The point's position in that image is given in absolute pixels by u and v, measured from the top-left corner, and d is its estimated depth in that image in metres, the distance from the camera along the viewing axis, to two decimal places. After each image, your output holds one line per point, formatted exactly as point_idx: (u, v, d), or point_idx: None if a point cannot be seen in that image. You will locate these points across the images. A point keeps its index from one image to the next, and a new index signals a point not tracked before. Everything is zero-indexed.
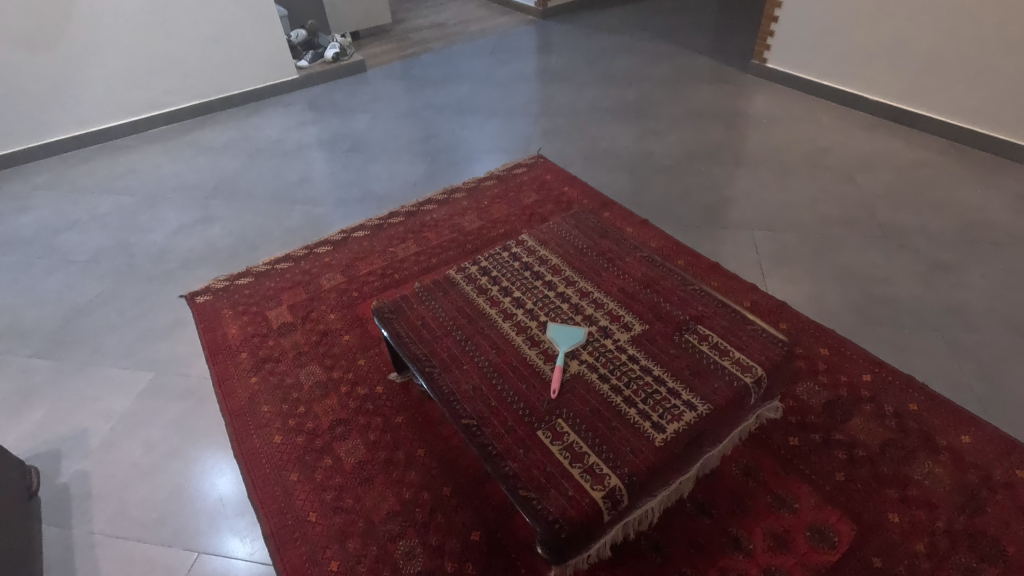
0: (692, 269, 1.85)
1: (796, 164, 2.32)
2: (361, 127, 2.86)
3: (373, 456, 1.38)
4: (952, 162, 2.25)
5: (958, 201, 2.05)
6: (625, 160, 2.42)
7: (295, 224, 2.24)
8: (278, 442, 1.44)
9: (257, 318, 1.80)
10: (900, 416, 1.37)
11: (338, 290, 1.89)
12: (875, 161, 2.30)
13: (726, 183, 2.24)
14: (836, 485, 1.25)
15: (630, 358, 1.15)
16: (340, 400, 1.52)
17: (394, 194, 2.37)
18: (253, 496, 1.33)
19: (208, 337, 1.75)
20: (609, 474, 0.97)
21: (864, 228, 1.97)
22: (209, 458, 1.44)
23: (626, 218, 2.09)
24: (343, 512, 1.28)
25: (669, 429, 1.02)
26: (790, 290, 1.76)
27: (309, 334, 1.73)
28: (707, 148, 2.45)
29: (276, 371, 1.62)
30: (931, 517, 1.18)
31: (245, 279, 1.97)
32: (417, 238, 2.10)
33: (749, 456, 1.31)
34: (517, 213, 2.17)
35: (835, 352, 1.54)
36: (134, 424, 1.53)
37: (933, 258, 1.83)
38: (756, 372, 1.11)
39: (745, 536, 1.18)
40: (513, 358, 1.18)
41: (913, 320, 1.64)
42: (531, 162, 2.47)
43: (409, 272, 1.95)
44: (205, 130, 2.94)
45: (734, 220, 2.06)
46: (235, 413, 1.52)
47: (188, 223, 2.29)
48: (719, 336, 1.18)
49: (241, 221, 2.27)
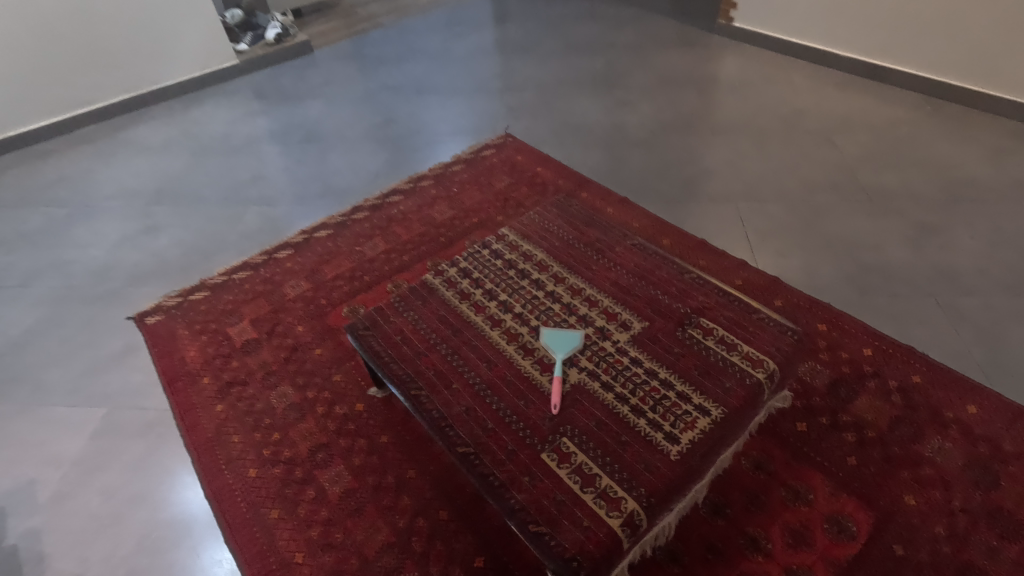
0: (679, 249, 1.77)
1: (773, 128, 2.25)
2: (315, 115, 2.66)
3: (360, 483, 1.27)
4: (927, 117, 2.21)
5: (937, 159, 2.01)
6: (598, 136, 2.30)
7: (251, 228, 2.06)
8: (254, 476, 1.31)
9: (218, 337, 1.65)
10: (905, 390, 1.33)
11: (304, 298, 1.75)
12: (852, 121, 2.24)
13: (703, 153, 2.16)
14: (849, 471, 1.20)
15: (632, 361, 1.06)
16: (318, 423, 1.40)
17: (356, 186, 2.21)
18: (231, 542, 1.21)
19: (165, 363, 1.60)
20: (625, 498, 0.88)
21: (848, 193, 1.92)
22: (178, 502, 1.30)
23: (605, 198, 1.99)
24: (334, 550, 1.18)
25: (684, 440, 0.94)
26: (780, 264, 1.70)
27: (277, 351, 1.59)
28: (682, 117, 2.35)
29: (244, 397, 1.48)
30: (948, 497, 1.15)
31: (201, 294, 1.81)
32: (384, 234, 1.96)
33: (759, 448, 1.25)
34: (491, 200, 2.05)
35: (833, 327, 1.49)
36: (88, 470, 1.37)
37: (920, 221, 1.79)
38: (767, 367, 1.04)
39: (763, 535, 1.12)
40: (507, 371, 1.08)
41: (907, 287, 1.60)
42: (499, 142, 2.33)
43: (381, 273, 1.81)
44: (141, 128, 2.70)
45: (716, 192, 1.98)
46: (203, 447, 1.39)
47: (132, 234, 2.09)
48: (724, 329, 1.11)
49: (191, 228, 2.09)
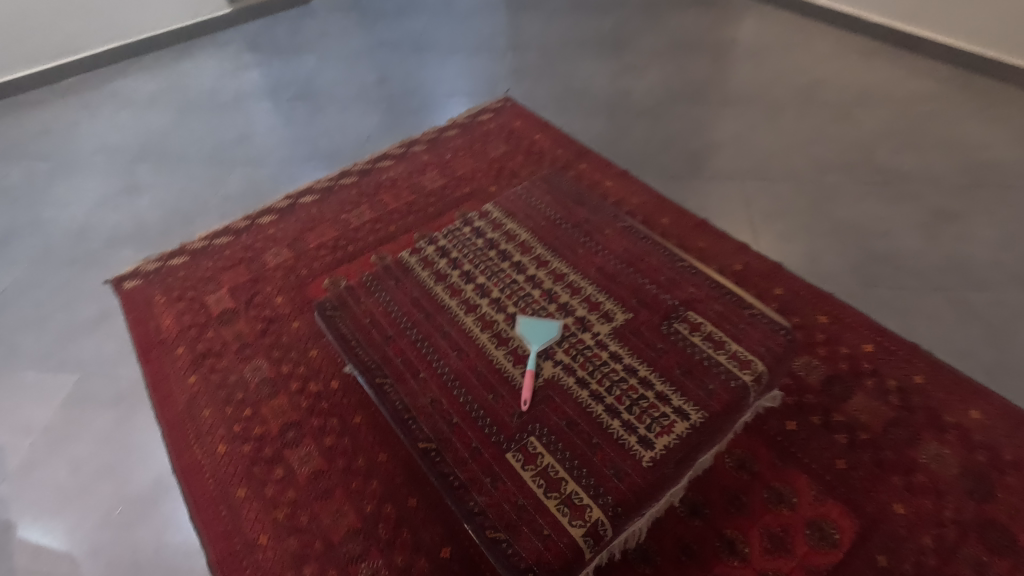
0: (677, 229, 1.67)
1: (789, 100, 2.11)
2: (308, 70, 2.54)
3: (330, 465, 1.24)
4: (957, 92, 2.06)
5: (962, 139, 1.88)
6: (602, 103, 2.17)
7: (236, 191, 1.99)
8: (222, 453, 1.28)
9: (195, 305, 1.60)
10: (903, 391, 1.26)
11: (285, 268, 1.68)
12: (874, 95, 2.09)
13: (712, 125, 2.03)
14: (837, 475, 1.14)
15: (612, 356, 1.00)
16: (291, 400, 1.36)
17: (346, 149, 2.12)
18: (196, 519, 1.19)
19: (139, 331, 1.56)
20: (590, 506, 0.84)
21: (864, 174, 1.80)
22: (145, 476, 1.28)
23: (603, 170, 1.88)
24: (299, 533, 1.15)
25: (659, 445, 0.89)
26: (783, 250, 1.60)
27: (253, 323, 1.54)
28: (692, 84, 2.21)
29: (218, 369, 1.44)
30: (939, 507, 1.09)
31: (179, 259, 1.75)
32: (371, 202, 1.87)
33: (744, 446, 1.19)
34: (484, 168, 1.95)
35: (833, 320, 1.41)
36: (58, 439, 1.35)
37: (937, 206, 1.68)
38: (755, 369, 0.96)
39: (740, 538, 1.08)
40: (478, 361, 1.02)
41: (917, 279, 1.50)
42: (498, 106, 2.20)
43: (365, 244, 1.74)
44: (128, 80, 2.59)
45: (722, 168, 1.87)
46: (173, 420, 1.36)
47: (113, 193, 2.02)
48: (713, 324, 1.03)
49: (174, 188, 2.02)
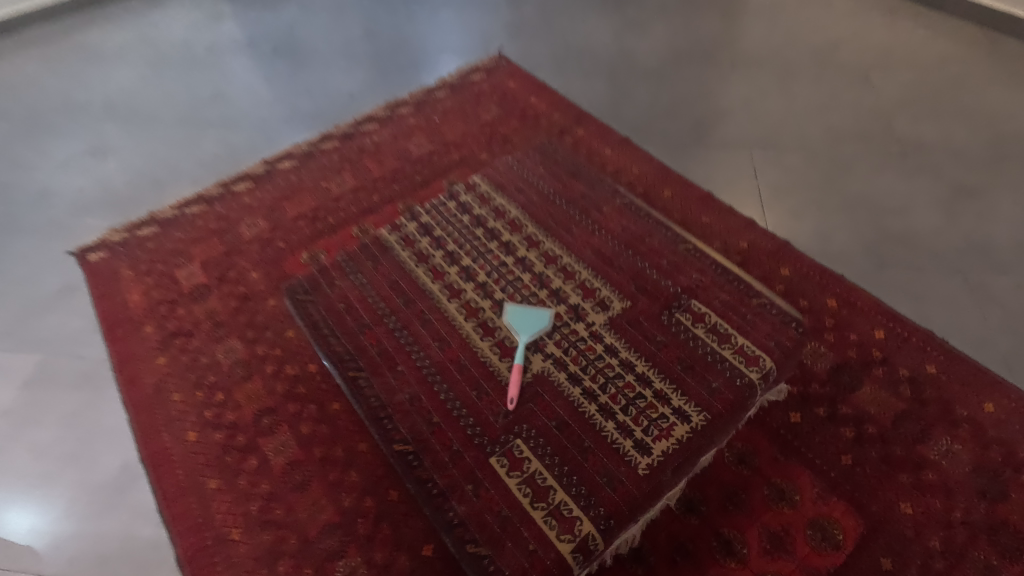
0: (680, 203, 1.56)
1: (803, 62, 1.96)
2: (288, 22, 2.36)
3: (307, 455, 1.17)
4: (983, 56, 1.92)
5: (986, 107, 1.76)
6: (603, 63, 2.02)
7: (209, 154, 1.86)
8: (193, 441, 1.21)
9: (165, 280, 1.50)
10: (915, 381, 1.19)
11: (261, 240, 1.58)
12: (895, 58, 1.95)
13: (720, 89, 1.89)
14: (842, 471, 1.08)
15: (607, 350, 0.97)
16: (266, 383, 1.28)
17: (328, 110, 1.97)
18: (165, 512, 1.13)
19: (105, 307, 1.46)
20: (580, 519, 0.82)
21: (880, 145, 1.68)
22: (112, 464, 1.21)
23: (603, 137, 1.75)
24: (273, 528, 1.09)
25: (656, 451, 0.86)
26: (792, 226, 1.50)
27: (227, 300, 1.44)
28: (700, 43, 2.06)
29: (188, 350, 1.36)
30: (948, 507, 1.04)
31: (148, 229, 1.63)
32: (354, 169, 1.75)
33: (745, 439, 1.13)
34: (475, 133, 1.82)
35: (843, 304, 1.32)
36: (19, 423, 1.28)
37: (957, 181, 1.57)
38: (763, 367, 0.91)
39: (739, 538, 1.02)
40: (462, 353, 0.99)
41: (933, 260, 1.41)
42: (491, 65, 2.04)
43: (347, 215, 1.63)
44: (93, 31, 2.40)
45: (730, 136, 1.75)
46: (141, 405, 1.28)
47: (77, 156, 1.88)
48: (717, 316, 0.99)
49: (143, 152, 1.88)
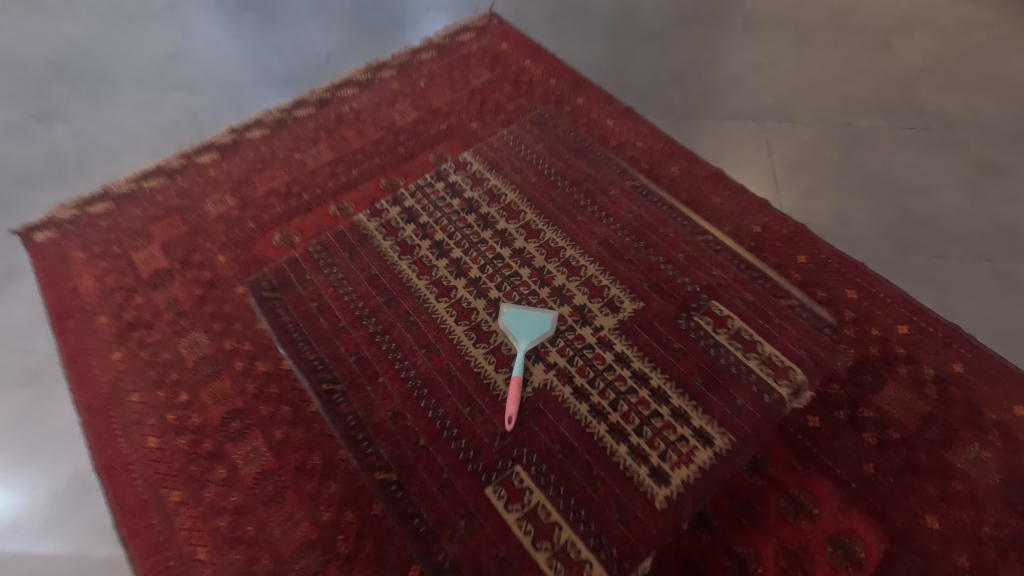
0: (689, 180, 1.43)
1: (820, 24, 1.81)
2: None
3: (281, 464, 1.06)
4: (1011, 21, 1.78)
5: (1015, 78, 1.63)
6: (603, 23, 1.85)
7: (169, 121, 1.68)
8: (154, 448, 1.09)
9: (121, 264, 1.35)
10: (941, 381, 1.10)
11: (228, 219, 1.43)
12: (917, 21, 1.80)
13: (729, 54, 1.74)
14: (863, 481, 1.00)
15: (616, 361, 1.11)
16: (234, 382, 1.16)
17: (302, 72, 1.79)
18: (122, 528, 1.02)
19: (53, 294, 1.31)
20: (590, 561, 0.93)
21: (903, 118, 1.56)
22: (62, 474, 1.09)
23: (604, 106, 1.60)
24: (244, 546, 0.99)
25: (676, 481, 0.99)
26: (808, 208, 1.39)
27: (190, 287, 1.30)
28: (709, 3, 1.89)
29: (148, 344, 1.22)
30: (977, 520, 0.96)
31: (102, 206, 1.47)
32: (331, 139, 1.59)
33: (759, 444, 1.03)
34: (464, 100, 1.66)
35: (864, 295, 1.22)
36: None
37: (984, 158, 1.46)
38: (793, 376, 1.10)
39: (753, 556, 0.94)
40: (450, 360, 1.14)
41: (959, 246, 1.31)
42: (481, 23, 1.86)
43: (323, 190, 1.47)
44: None
45: (741, 106, 1.61)
46: (95, 406, 1.15)
47: (20, 121, 1.69)
48: (738, 322, 1.16)
49: (95, 117, 1.69)
